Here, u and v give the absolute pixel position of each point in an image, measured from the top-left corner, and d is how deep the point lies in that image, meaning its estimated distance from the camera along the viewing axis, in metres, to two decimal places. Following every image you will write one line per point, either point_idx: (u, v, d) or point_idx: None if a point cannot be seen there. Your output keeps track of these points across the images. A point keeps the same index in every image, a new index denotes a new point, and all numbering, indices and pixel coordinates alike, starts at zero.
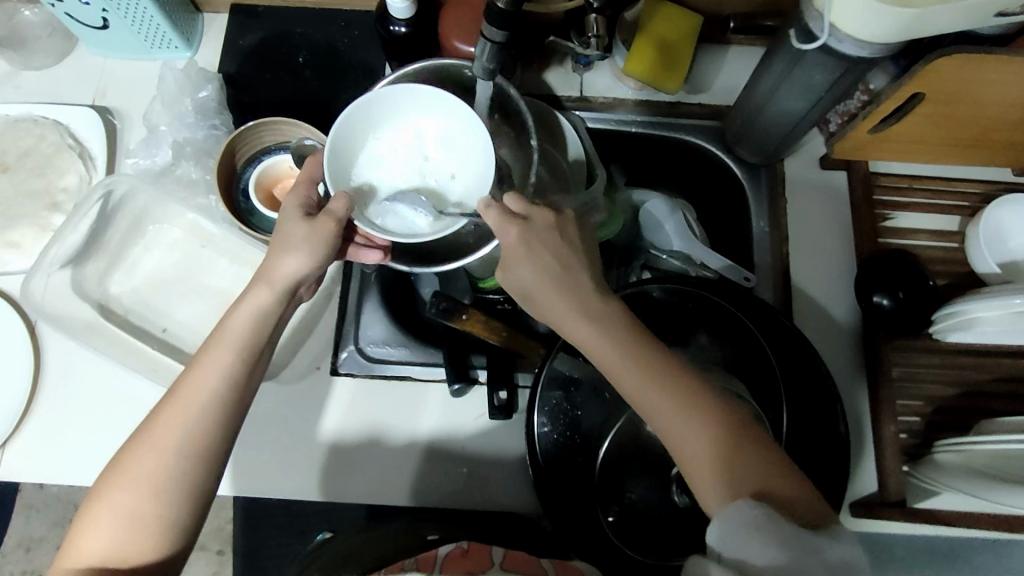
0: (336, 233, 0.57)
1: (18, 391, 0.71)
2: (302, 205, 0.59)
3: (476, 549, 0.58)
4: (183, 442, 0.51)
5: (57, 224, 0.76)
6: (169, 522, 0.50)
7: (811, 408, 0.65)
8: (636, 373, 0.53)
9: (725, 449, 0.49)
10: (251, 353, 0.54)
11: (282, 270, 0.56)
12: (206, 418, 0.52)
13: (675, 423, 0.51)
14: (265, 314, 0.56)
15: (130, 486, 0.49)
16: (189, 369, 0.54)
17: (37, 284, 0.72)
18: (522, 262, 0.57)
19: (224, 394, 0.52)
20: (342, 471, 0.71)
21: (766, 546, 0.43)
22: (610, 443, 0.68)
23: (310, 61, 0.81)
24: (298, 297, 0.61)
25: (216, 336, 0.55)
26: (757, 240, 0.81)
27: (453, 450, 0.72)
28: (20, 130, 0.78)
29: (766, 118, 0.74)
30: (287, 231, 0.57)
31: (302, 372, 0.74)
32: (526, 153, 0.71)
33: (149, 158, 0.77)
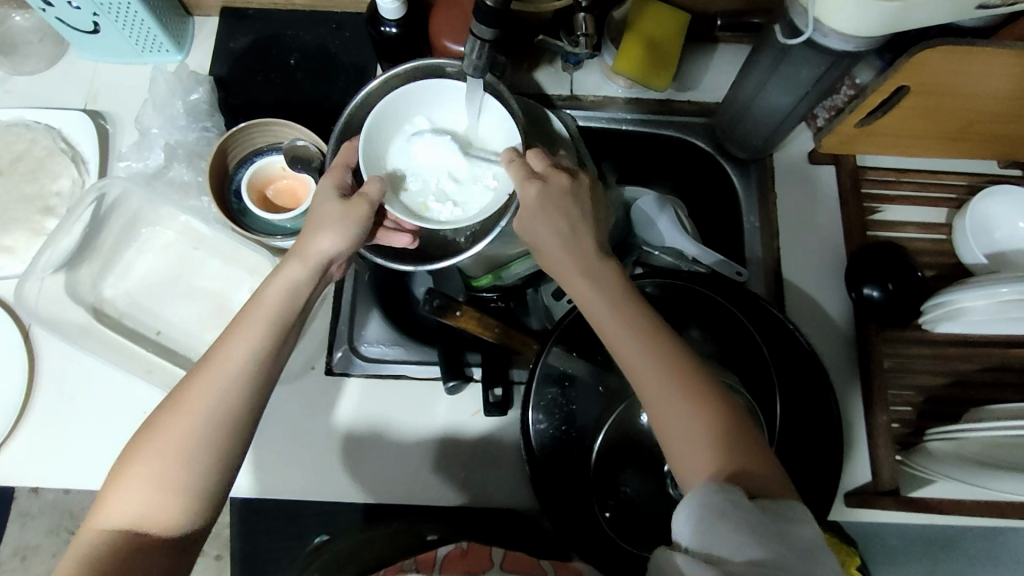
0: (370, 215, 0.58)
1: (12, 396, 0.71)
2: (336, 185, 0.60)
3: (476, 549, 0.58)
4: (216, 408, 0.51)
5: (51, 228, 0.76)
6: (191, 494, 0.50)
7: (805, 395, 0.65)
8: (635, 347, 0.53)
9: (714, 433, 0.50)
10: (282, 325, 0.55)
11: (318, 247, 0.57)
12: (237, 387, 0.52)
13: (665, 403, 0.51)
14: (298, 288, 0.56)
15: (161, 450, 0.50)
16: (226, 336, 0.54)
17: (30, 288, 0.72)
18: (535, 220, 0.57)
19: (257, 363, 0.53)
20: (340, 472, 0.71)
21: (735, 534, 0.44)
22: (604, 435, 0.69)
23: (301, 63, 0.81)
24: (328, 276, 0.61)
25: (249, 308, 0.55)
26: (748, 236, 0.82)
27: (450, 449, 0.72)
28: (11, 135, 0.78)
29: (754, 113, 0.75)
30: (322, 210, 0.58)
31: (296, 372, 0.74)
32: None
33: (142, 161, 0.77)
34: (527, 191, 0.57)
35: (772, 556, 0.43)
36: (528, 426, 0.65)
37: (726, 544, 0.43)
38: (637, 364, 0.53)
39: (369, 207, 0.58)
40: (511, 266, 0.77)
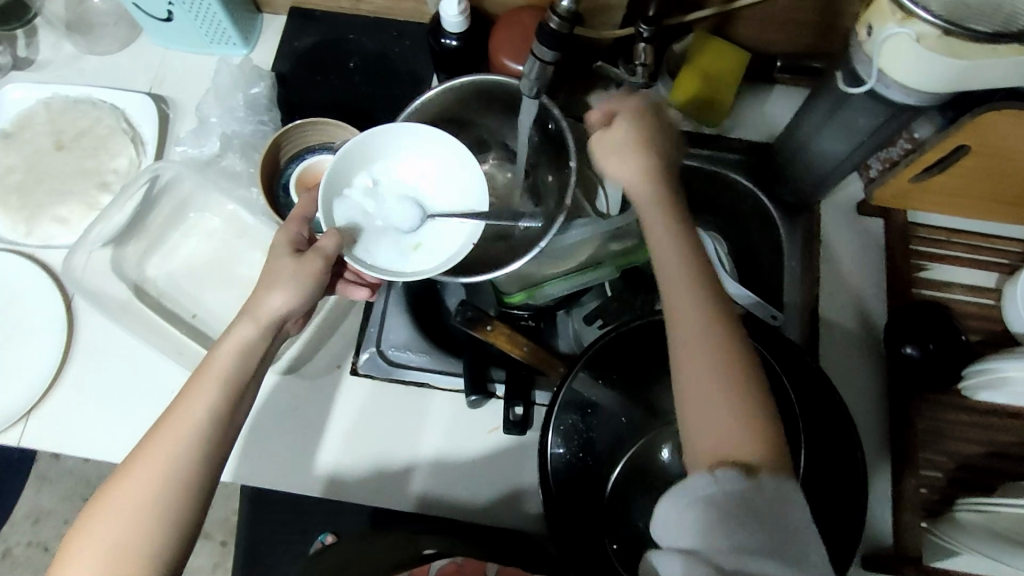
0: (324, 269, 0.59)
1: (48, 361, 0.73)
2: (292, 241, 0.60)
3: (470, 563, 0.63)
4: (173, 471, 0.50)
5: (104, 204, 0.78)
6: (148, 560, 0.49)
7: (834, 458, 0.63)
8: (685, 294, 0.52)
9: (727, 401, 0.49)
10: (238, 384, 0.55)
11: (268, 306, 0.57)
12: (187, 456, 0.51)
13: (689, 357, 0.51)
14: (250, 348, 0.56)
15: (116, 519, 0.49)
16: (175, 401, 0.54)
17: (78, 259, 0.75)
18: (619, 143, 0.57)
19: (208, 426, 0.52)
20: (354, 471, 0.71)
21: (722, 531, 0.44)
22: (620, 468, 0.68)
23: (360, 66, 0.83)
24: (284, 331, 0.61)
25: (203, 368, 0.55)
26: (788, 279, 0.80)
27: (462, 464, 0.71)
28: (78, 110, 0.81)
29: (807, 157, 0.74)
30: (274, 266, 0.58)
31: (320, 369, 0.75)
32: (565, 179, 0.70)
33: (198, 148, 0.79)
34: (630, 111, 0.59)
35: (755, 542, 0.44)
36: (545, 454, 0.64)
37: (708, 534, 0.44)
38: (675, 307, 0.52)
39: (323, 263, 0.58)
40: (545, 287, 0.77)
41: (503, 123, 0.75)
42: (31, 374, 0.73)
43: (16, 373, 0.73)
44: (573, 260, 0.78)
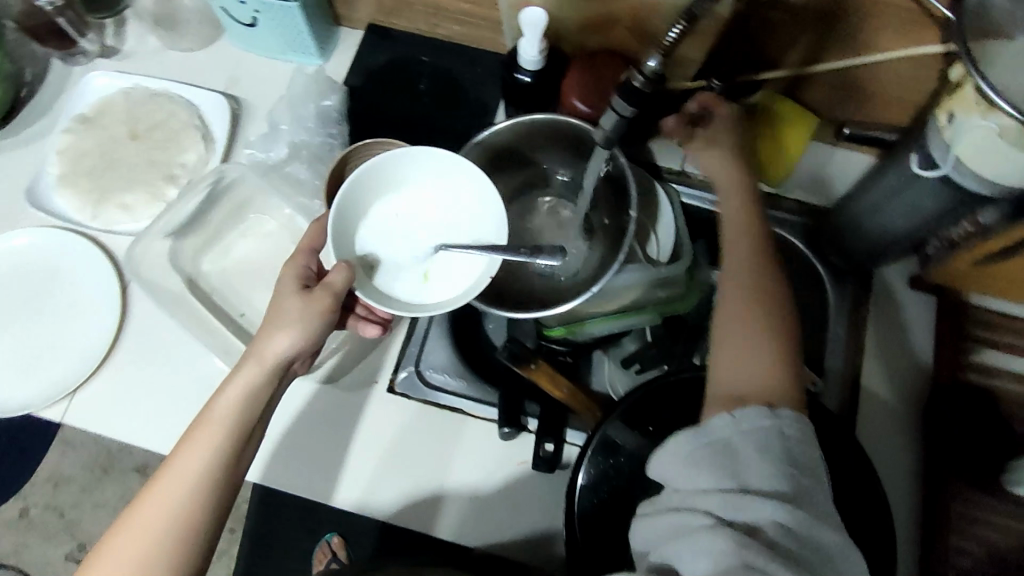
0: (331, 309, 0.59)
1: (100, 343, 0.75)
2: (300, 276, 0.62)
3: None
4: (173, 521, 0.53)
5: (170, 197, 0.80)
6: None
7: (871, 540, 0.63)
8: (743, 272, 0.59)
9: (770, 357, 0.54)
10: (239, 434, 0.56)
11: (273, 348, 0.58)
12: (191, 500, 0.53)
13: (735, 314, 0.57)
14: (255, 392, 0.58)
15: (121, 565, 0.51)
16: (178, 447, 0.56)
17: (141, 246, 0.77)
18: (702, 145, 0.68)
19: (210, 471, 0.54)
20: (378, 486, 0.73)
21: (707, 472, 0.47)
22: None
23: (429, 88, 0.84)
24: (292, 371, 0.63)
25: (205, 414, 0.57)
26: (830, 345, 0.79)
27: (484, 492, 0.72)
28: (156, 103, 0.84)
29: (867, 227, 0.73)
30: (282, 306, 0.59)
31: (361, 382, 0.77)
32: (622, 224, 0.71)
33: (265, 153, 0.80)
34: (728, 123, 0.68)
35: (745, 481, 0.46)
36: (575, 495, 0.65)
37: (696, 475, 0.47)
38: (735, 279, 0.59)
39: (331, 298, 0.59)
40: (587, 324, 0.77)
41: (564, 161, 0.75)
42: (83, 353, 0.75)
43: (67, 350, 0.75)
44: (616, 303, 0.77)
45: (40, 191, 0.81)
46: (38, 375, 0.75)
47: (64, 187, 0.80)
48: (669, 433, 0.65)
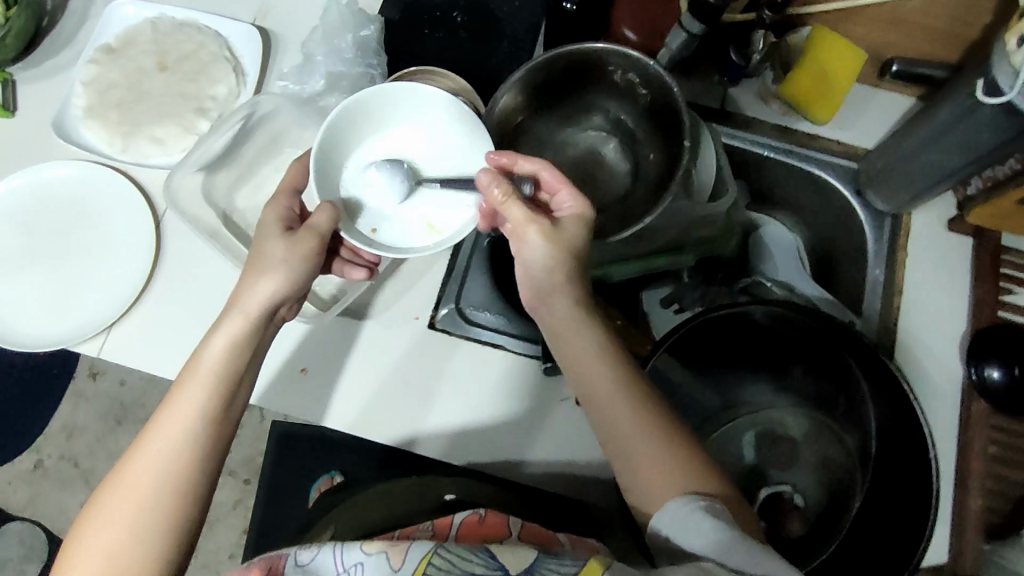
0: (318, 249, 0.62)
1: (134, 278, 0.74)
2: (284, 220, 0.63)
3: (492, 519, 0.61)
4: (163, 469, 0.54)
5: (201, 130, 0.78)
6: (147, 557, 0.52)
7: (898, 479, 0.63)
8: (611, 399, 0.56)
9: (648, 418, 0.55)
10: (226, 385, 0.58)
11: (258, 293, 0.60)
12: (179, 459, 0.54)
13: (633, 428, 0.55)
14: (238, 343, 0.59)
15: (109, 526, 0.53)
16: (163, 404, 0.57)
17: (179, 180, 0.75)
18: (533, 259, 0.60)
19: (197, 423, 0.56)
20: (421, 422, 0.73)
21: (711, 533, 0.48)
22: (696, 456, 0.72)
23: (466, 22, 0.82)
24: (279, 318, 0.64)
25: (189, 368, 0.58)
26: (869, 286, 0.80)
27: (525, 428, 0.72)
28: (184, 33, 0.81)
29: (914, 163, 0.72)
30: (267, 249, 0.61)
31: (402, 320, 0.76)
32: (672, 157, 0.69)
33: (299, 85, 0.78)
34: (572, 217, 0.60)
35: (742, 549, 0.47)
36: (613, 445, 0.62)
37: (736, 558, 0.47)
38: (606, 404, 0.56)
39: (317, 239, 0.61)
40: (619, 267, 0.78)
41: (613, 99, 0.73)
42: (118, 288, 0.74)
43: (102, 284, 0.74)
44: (650, 241, 0.78)
45: (67, 123, 0.78)
46: (73, 311, 0.74)
47: (90, 119, 0.78)
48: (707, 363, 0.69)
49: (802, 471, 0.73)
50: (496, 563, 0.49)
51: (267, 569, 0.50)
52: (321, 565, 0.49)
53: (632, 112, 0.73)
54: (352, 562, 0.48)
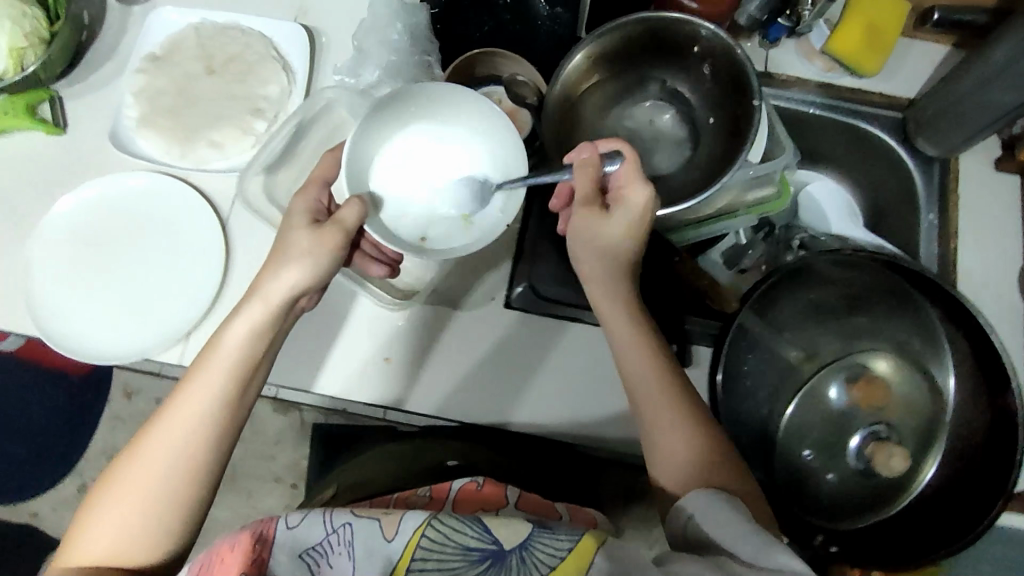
0: (342, 241, 0.61)
1: (208, 283, 0.74)
2: (310, 213, 0.64)
3: (492, 487, 0.59)
4: (173, 452, 0.52)
5: (258, 131, 0.78)
6: (154, 540, 0.51)
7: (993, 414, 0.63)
8: (642, 377, 0.61)
9: (674, 400, 0.59)
10: (243, 369, 0.56)
11: (284, 281, 0.58)
12: (191, 444, 0.53)
13: (658, 403, 0.60)
14: (257, 328, 0.58)
15: (114, 507, 0.51)
16: (179, 385, 0.55)
17: (250, 183, 0.76)
18: (581, 241, 0.66)
19: (212, 408, 0.54)
20: (508, 400, 0.74)
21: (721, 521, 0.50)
22: (788, 414, 0.72)
23: (511, 4, 0.81)
24: (299, 308, 0.63)
25: (208, 350, 0.57)
26: (924, 232, 0.82)
27: (612, 394, 0.74)
28: (229, 36, 0.81)
29: (967, 106, 0.74)
30: (293, 240, 0.61)
31: (477, 301, 0.77)
32: (735, 118, 0.70)
33: (354, 78, 0.79)
34: (634, 202, 0.63)
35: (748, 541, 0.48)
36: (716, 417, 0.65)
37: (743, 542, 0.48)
38: (636, 385, 0.61)
39: (341, 234, 0.61)
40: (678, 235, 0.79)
41: (674, 72, 0.75)
42: (192, 295, 0.74)
43: (173, 290, 0.74)
44: (709, 210, 0.78)
45: (121, 134, 0.78)
46: (148, 321, 0.74)
47: (145, 128, 0.78)
48: (778, 318, 0.70)
49: (893, 410, 0.72)
50: (489, 536, 0.45)
51: (255, 535, 0.42)
52: (311, 528, 0.44)
53: (696, 85, 0.74)
54: (340, 522, 0.44)
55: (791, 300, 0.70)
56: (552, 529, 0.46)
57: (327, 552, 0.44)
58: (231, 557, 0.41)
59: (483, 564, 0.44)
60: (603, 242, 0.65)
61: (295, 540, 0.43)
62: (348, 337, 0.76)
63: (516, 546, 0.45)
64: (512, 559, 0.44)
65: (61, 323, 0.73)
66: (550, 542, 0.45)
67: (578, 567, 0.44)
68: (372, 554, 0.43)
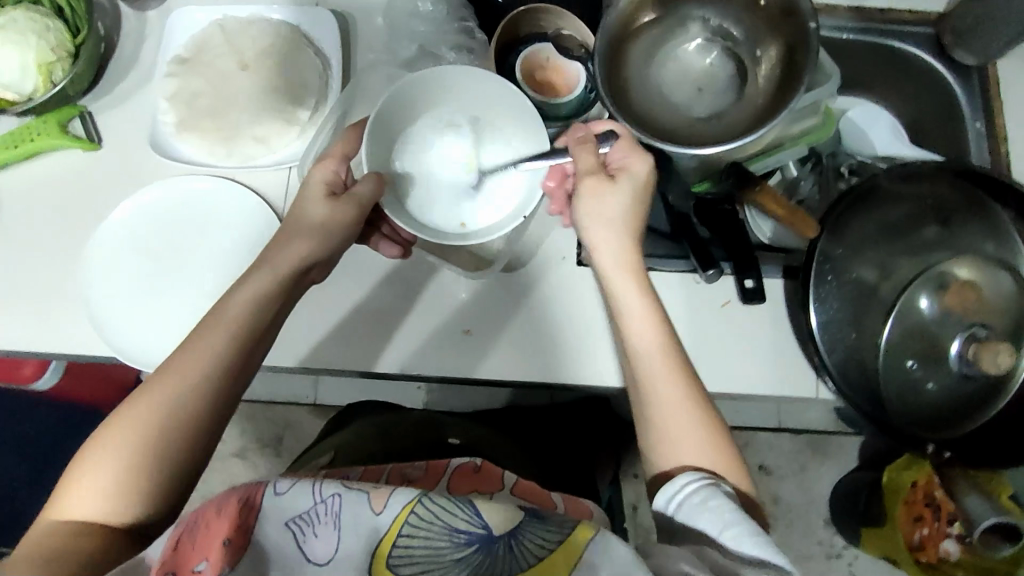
0: (358, 213, 0.65)
1: None
2: (328, 183, 0.65)
3: (488, 468, 0.70)
4: (177, 406, 0.52)
5: (302, 121, 0.76)
6: (144, 495, 0.50)
7: None
8: (643, 330, 0.59)
9: (672, 357, 0.58)
10: (246, 338, 0.57)
11: (292, 256, 0.62)
12: (190, 402, 0.53)
13: (653, 364, 0.57)
14: (264, 298, 0.59)
15: (107, 458, 0.50)
16: (183, 347, 0.55)
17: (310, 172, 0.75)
18: (590, 208, 0.62)
19: (217, 370, 0.54)
20: (595, 355, 0.73)
21: (700, 515, 0.49)
22: (889, 332, 0.70)
23: None
24: (308, 279, 0.66)
25: (212, 318, 0.57)
26: (974, 139, 0.82)
27: (696, 336, 0.74)
28: (254, 28, 0.78)
29: (1005, 11, 0.74)
30: (305, 209, 0.64)
31: (548, 262, 0.76)
32: (790, 44, 0.71)
33: (390, 53, 0.78)
34: (637, 172, 0.63)
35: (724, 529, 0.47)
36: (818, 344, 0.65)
37: (698, 519, 0.49)
38: (637, 344, 0.59)
39: (355, 210, 0.64)
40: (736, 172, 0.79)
41: (717, 9, 0.75)
42: None
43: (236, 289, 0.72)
44: (760, 145, 0.78)
45: (161, 140, 0.76)
46: None
47: (184, 131, 0.76)
48: (853, 237, 0.69)
49: (987, 311, 0.70)
50: (481, 521, 0.48)
51: (242, 500, 0.47)
52: (298, 496, 0.47)
53: (739, 19, 0.75)
54: (329, 493, 0.48)
55: (858, 221, 0.69)
56: (543, 521, 0.49)
57: (313, 521, 0.47)
58: (219, 522, 0.46)
59: (472, 547, 0.47)
60: (594, 212, 0.62)
61: (280, 507, 0.47)
62: (424, 315, 0.75)
63: (505, 533, 0.48)
64: (502, 545, 0.47)
65: (127, 336, 0.71)
66: (541, 533, 0.48)
67: (572, 558, 0.46)
68: (357, 527, 0.46)
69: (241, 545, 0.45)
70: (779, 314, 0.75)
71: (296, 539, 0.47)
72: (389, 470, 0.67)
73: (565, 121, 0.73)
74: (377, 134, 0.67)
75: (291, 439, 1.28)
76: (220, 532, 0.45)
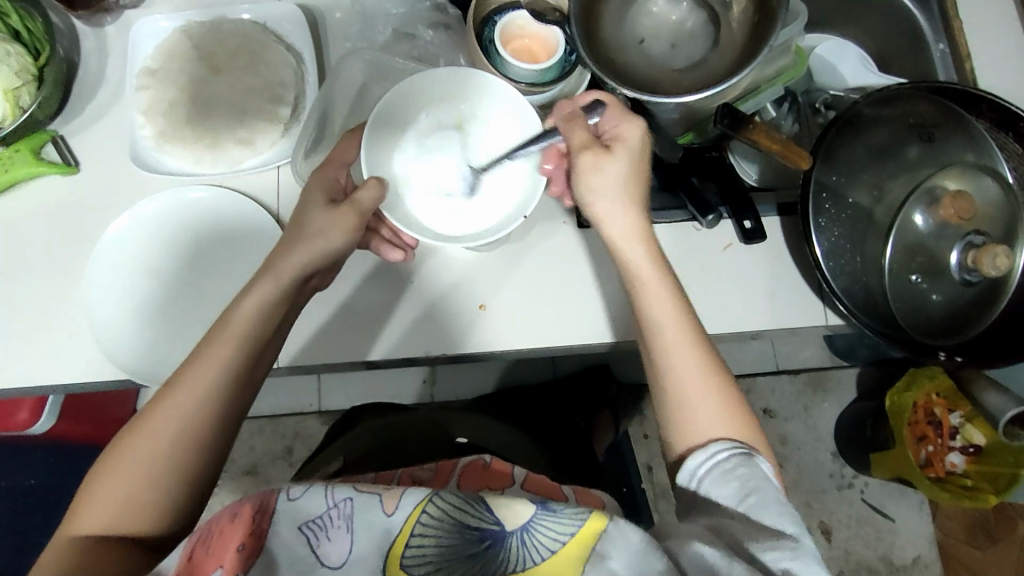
0: (358, 224, 0.61)
1: None
2: (327, 192, 0.64)
3: (498, 466, 0.69)
4: (188, 418, 0.51)
5: (283, 119, 0.74)
6: (163, 506, 0.50)
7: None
8: (654, 296, 0.59)
9: (684, 318, 0.59)
10: (252, 346, 0.55)
11: (290, 264, 0.59)
12: (201, 412, 0.52)
13: (668, 327, 0.58)
14: (272, 305, 0.57)
15: (123, 475, 0.50)
16: (190, 356, 0.54)
17: (301, 168, 0.75)
18: (592, 175, 0.62)
19: (227, 379, 0.53)
20: (608, 313, 0.75)
21: (723, 485, 0.50)
22: (893, 242, 0.72)
23: None
24: (308, 284, 0.63)
25: (215, 329, 0.56)
26: (938, 61, 0.85)
27: (704, 282, 0.76)
28: (220, 32, 0.76)
29: None
30: (311, 221, 0.62)
31: (550, 229, 0.77)
32: None
33: (366, 37, 0.78)
34: (631, 138, 0.63)
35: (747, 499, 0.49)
36: (825, 272, 0.68)
37: (719, 490, 0.50)
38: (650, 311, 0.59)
39: (357, 216, 0.61)
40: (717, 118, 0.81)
41: None
42: None
43: None
44: (741, 89, 0.78)
45: (142, 155, 0.74)
46: None
47: (166, 144, 0.74)
48: (839, 162, 0.72)
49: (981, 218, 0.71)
50: (492, 517, 0.48)
51: (256, 507, 0.46)
52: (312, 501, 0.46)
53: None
54: (340, 497, 0.46)
55: (844, 151, 0.73)
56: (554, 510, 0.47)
57: (326, 526, 0.46)
58: (233, 528, 0.45)
59: (483, 544, 0.47)
60: (597, 183, 0.62)
61: (296, 512, 0.45)
62: (435, 297, 0.75)
63: (516, 528, 0.47)
64: (513, 540, 0.47)
65: (143, 358, 0.70)
66: (553, 527, 0.47)
67: (584, 547, 0.47)
68: (370, 531, 0.45)
69: (256, 550, 0.44)
70: (779, 250, 0.76)
71: (309, 544, 0.45)
72: (400, 473, 0.66)
73: (530, 87, 0.73)
74: (374, 130, 0.67)
75: (301, 450, 1.27)
76: (233, 537, 0.44)
